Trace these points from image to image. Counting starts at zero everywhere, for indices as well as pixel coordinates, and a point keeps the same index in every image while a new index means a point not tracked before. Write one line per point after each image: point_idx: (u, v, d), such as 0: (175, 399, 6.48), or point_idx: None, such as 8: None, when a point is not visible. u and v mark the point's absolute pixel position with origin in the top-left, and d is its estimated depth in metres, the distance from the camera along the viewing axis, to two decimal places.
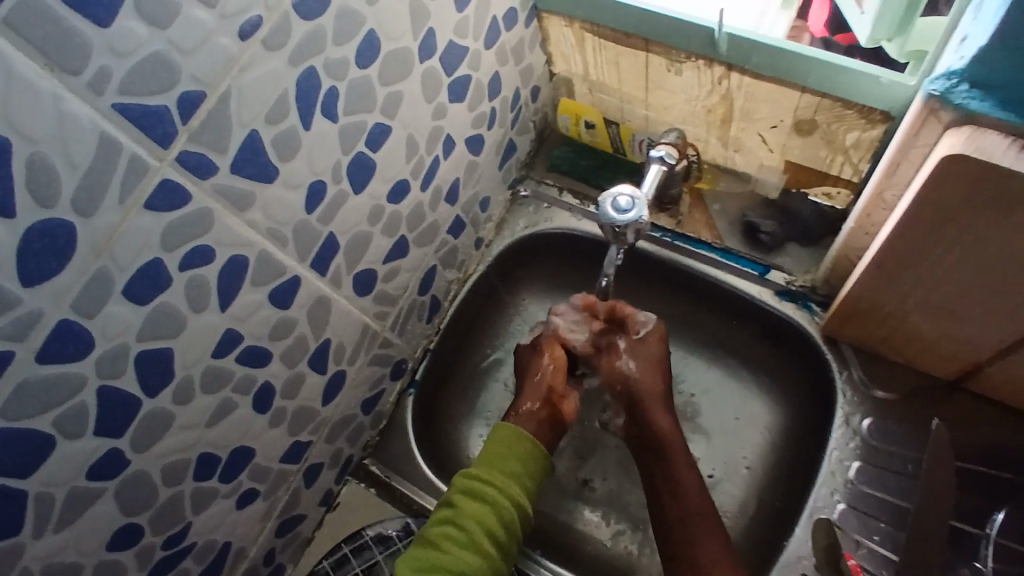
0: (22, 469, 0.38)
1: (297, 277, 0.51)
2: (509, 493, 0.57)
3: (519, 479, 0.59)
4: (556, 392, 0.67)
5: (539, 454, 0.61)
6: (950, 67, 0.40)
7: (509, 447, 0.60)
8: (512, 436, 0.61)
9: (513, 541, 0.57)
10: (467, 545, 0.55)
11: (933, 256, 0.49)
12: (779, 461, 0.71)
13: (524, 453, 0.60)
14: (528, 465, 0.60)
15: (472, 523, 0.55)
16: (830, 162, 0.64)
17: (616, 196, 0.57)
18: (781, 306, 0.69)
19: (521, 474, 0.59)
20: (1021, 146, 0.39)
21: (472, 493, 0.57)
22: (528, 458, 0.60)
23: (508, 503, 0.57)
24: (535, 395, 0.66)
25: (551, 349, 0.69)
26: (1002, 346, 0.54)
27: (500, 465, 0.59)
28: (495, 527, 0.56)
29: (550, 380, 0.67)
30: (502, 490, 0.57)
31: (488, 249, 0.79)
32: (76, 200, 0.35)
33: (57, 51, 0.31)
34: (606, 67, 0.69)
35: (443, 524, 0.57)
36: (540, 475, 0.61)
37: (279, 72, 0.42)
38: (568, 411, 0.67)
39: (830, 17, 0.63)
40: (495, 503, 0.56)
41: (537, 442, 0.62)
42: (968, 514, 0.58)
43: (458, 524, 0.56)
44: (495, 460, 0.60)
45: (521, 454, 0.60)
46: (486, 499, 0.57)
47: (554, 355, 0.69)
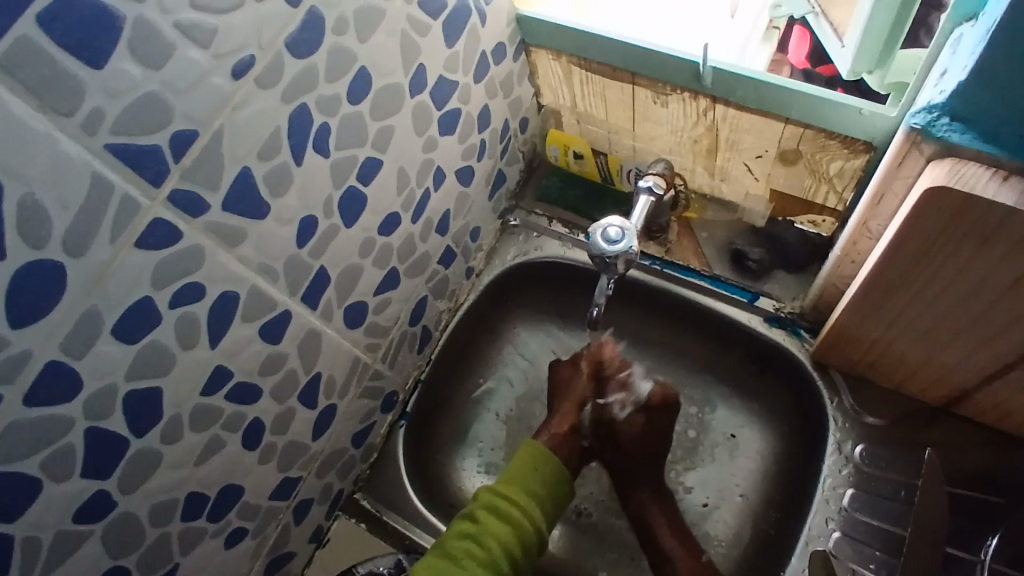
0: (8, 514, 0.37)
1: (288, 312, 0.51)
2: (531, 516, 0.57)
3: (541, 500, 0.59)
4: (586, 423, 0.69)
5: (561, 475, 0.61)
6: (931, 101, 0.41)
7: (535, 469, 0.60)
8: (540, 457, 0.60)
9: (526, 563, 0.57)
10: (487, 563, 0.54)
11: (917, 283, 0.50)
12: (773, 489, 0.71)
13: (549, 473, 0.60)
14: (551, 488, 0.60)
15: (493, 541, 0.55)
16: (814, 191, 0.65)
17: (606, 227, 0.57)
18: (770, 333, 0.70)
19: (544, 495, 0.59)
20: (1002, 177, 0.40)
21: (495, 512, 0.57)
22: (553, 481, 0.60)
23: (529, 525, 0.57)
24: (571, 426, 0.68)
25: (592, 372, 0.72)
26: (987, 372, 0.55)
27: (523, 485, 0.59)
28: (516, 548, 0.55)
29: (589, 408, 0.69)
30: (524, 511, 0.57)
31: (478, 279, 0.79)
32: (67, 240, 0.34)
33: (51, 93, 0.31)
34: (593, 99, 0.70)
35: (464, 539, 0.55)
36: (561, 495, 0.61)
37: (272, 109, 0.43)
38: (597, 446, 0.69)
39: (810, 50, 0.65)
40: (518, 523, 0.56)
41: (564, 467, 0.62)
42: (959, 539, 0.58)
43: (479, 540, 0.55)
44: (521, 478, 0.59)
45: (545, 474, 0.60)
46: (511, 518, 0.56)
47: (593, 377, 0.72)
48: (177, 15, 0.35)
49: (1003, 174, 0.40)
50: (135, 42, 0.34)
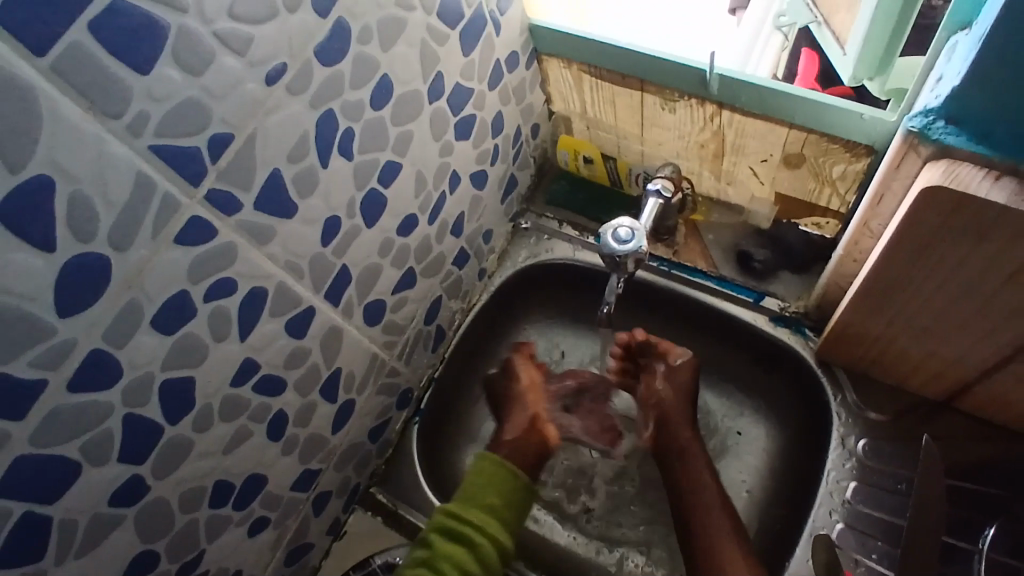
0: (51, 495, 0.39)
1: (312, 308, 0.53)
2: (485, 530, 0.59)
3: (496, 512, 0.60)
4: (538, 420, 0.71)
5: (515, 483, 0.62)
6: (927, 105, 0.43)
7: (489, 480, 0.62)
8: (492, 468, 0.62)
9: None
10: None
11: (916, 279, 0.51)
12: (779, 484, 0.72)
13: (502, 482, 0.62)
14: (505, 497, 0.61)
15: (449, 564, 0.56)
16: (818, 194, 0.67)
17: (616, 227, 0.59)
18: (776, 332, 0.72)
19: (500, 506, 0.61)
20: (994, 177, 0.42)
21: (450, 534, 0.59)
22: (506, 490, 0.62)
23: (485, 542, 0.58)
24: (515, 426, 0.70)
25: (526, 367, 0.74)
26: (986, 366, 0.56)
27: (478, 500, 0.61)
28: (473, 568, 0.57)
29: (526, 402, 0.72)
30: (477, 526, 0.59)
31: (490, 281, 0.81)
32: (112, 235, 0.37)
33: (101, 97, 0.34)
34: (603, 105, 0.72)
35: (420, 567, 0.57)
36: (521, 504, 0.62)
37: (300, 115, 0.45)
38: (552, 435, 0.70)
39: (818, 71, 0.65)
40: (471, 541, 0.58)
41: (517, 471, 0.63)
42: (959, 530, 0.59)
43: (434, 566, 0.57)
44: (475, 494, 0.61)
45: (498, 485, 0.62)
46: (464, 539, 0.58)
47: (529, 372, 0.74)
48: (216, 25, 0.37)
49: (996, 174, 0.42)
50: (178, 50, 0.36)
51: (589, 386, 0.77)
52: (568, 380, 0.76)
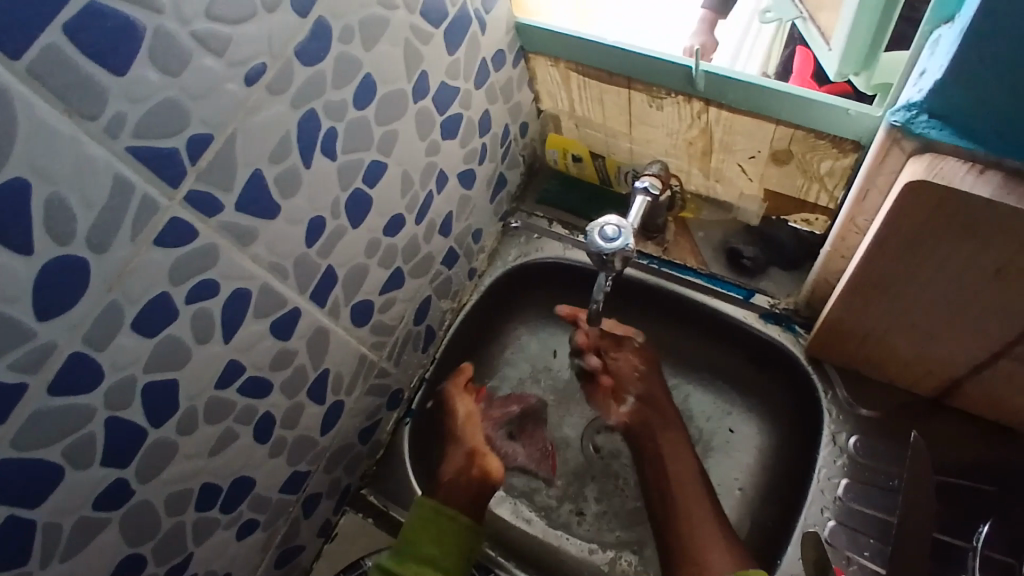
0: (33, 499, 0.39)
1: (298, 309, 0.53)
2: None
3: (437, 561, 0.59)
4: (477, 450, 0.70)
5: (455, 528, 0.61)
6: (911, 99, 0.43)
7: (427, 527, 0.60)
8: (429, 515, 0.61)
9: None
10: None
11: (904, 274, 0.51)
12: (772, 481, 0.72)
13: (441, 528, 0.60)
14: (445, 544, 0.60)
15: None
16: (807, 190, 0.67)
17: (603, 225, 0.59)
18: (766, 329, 0.72)
19: (441, 555, 0.59)
20: (978, 171, 0.42)
21: None
22: (446, 536, 0.60)
23: None
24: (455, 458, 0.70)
25: (462, 399, 0.76)
26: (976, 362, 0.56)
27: (418, 551, 0.59)
28: None
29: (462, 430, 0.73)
30: None
31: (480, 280, 0.80)
32: (91, 238, 0.36)
33: (77, 98, 0.34)
34: (591, 103, 0.72)
35: None
36: (463, 549, 0.61)
37: (282, 115, 0.45)
38: (494, 468, 0.68)
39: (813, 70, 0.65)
40: None
41: (456, 513, 0.62)
42: (953, 528, 0.59)
43: None
44: (414, 546, 0.59)
45: (437, 532, 0.60)
46: None
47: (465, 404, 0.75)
48: (194, 25, 0.37)
49: (980, 167, 0.42)
50: (155, 51, 0.36)
51: (532, 412, 0.81)
52: (511, 405, 0.81)
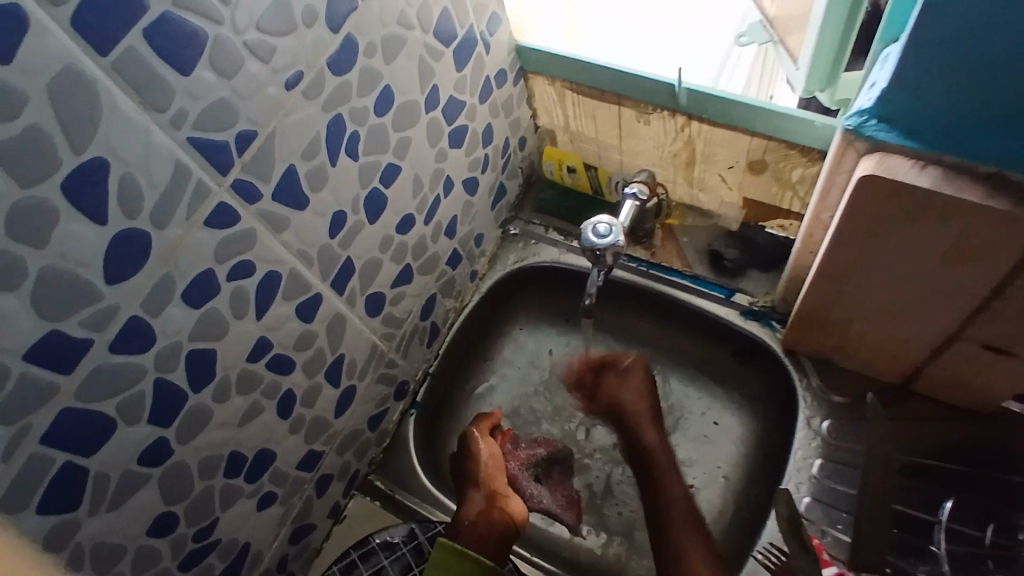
0: (87, 449, 0.44)
1: (319, 295, 0.59)
2: None
3: None
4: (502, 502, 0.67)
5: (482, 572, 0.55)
6: (861, 107, 0.49)
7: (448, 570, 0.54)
8: (450, 555, 0.55)
9: None
10: None
11: (865, 264, 0.57)
12: (753, 467, 0.77)
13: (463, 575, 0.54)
14: None
15: None
16: (781, 198, 0.74)
17: (596, 224, 0.65)
18: (746, 325, 0.77)
19: None
20: (920, 166, 0.48)
21: None
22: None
23: None
24: (475, 503, 0.66)
25: (486, 439, 0.72)
26: (934, 346, 0.62)
27: None
28: None
29: (488, 471, 0.69)
30: None
31: (481, 281, 0.86)
32: (153, 214, 0.42)
33: (149, 93, 0.39)
34: (584, 119, 0.79)
35: None
36: None
37: (313, 117, 0.51)
38: (517, 510, 0.66)
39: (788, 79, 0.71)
40: None
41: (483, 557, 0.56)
42: (920, 503, 0.66)
43: None
44: None
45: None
46: None
47: (490, 449, 0.71)
48: (246, 36, 0.43)
49: (921, 163, 0.48)
50: (214, 55, 0.42)
51: (559, 457, 0.83)
52: (538, 448, 0.83)
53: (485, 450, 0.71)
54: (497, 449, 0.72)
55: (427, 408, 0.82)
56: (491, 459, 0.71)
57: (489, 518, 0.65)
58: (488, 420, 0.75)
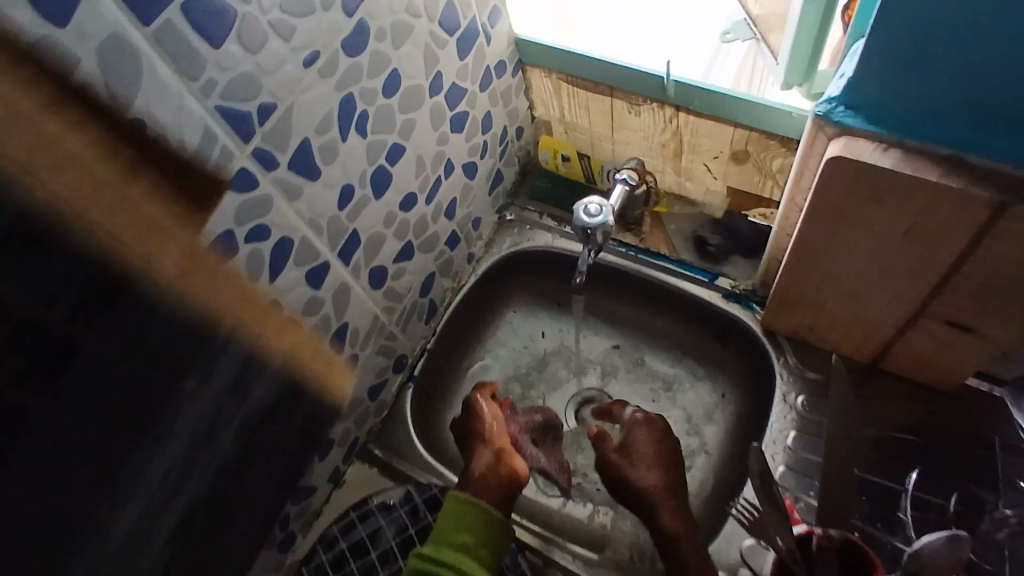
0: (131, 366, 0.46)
1: (327, 264, 0.63)
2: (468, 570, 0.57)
3: (470, 549, 0.59)
4: (507, 458, 0.69)
5: (490, 520, 0.61)
6: (831, 95, 0.54)
7: (460, 518, 0.61)
8: (461, 506, 0.62)
9: None
10: None
11: (836, 244, 0.62)
12: (732, 443, 0.82)
13: (474, 521, 0.61)
14: (480, 534, 0.60)
15: None
16: (762, 186, 0.79)
17: (587, 204, 0.69)
18: (728, 308, 0.81)
19: (473, 545, 0.60)
20: (883, 148, 0.53)
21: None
22: (482, 527, 0.61)
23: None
24: (484, 456, 0.70)
25: (489, 404, 0.76)
26: (900, 323, 0.66)
27: (450, 540, 0.60)
28: None
29: (491, 430, 0.73)
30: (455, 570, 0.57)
31: (478, 264, 0.90)
32: (183, 174, 0.46)
33: (184, 62, 0.43)
34: (578, 110, 0.84)
35: None
36: (498, 545, 0.61)
37: (327, 95, 0.55)
38: (521, 468, 0.69)
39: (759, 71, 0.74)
40: None
41: (492, 509, 0.62)
42: (889, 474, 0.70)
43: None
44: (447, 535, 0.60)
45: (469, 524, 0.61)
46: None
47: (493, 410, 0.76)
48: (270, 15, 0.47)
49: (885, 146, 0.53)
50: (242, 31, 0.46)
51: (553, 425, 0.85)
52: (535, 413, 0.84)
53: (490, 412, 0.76)
54: (499, 412, 0.76)
55: (425, 384, 0.86)
56: (496, 420, 0.75)
57: (495, 471, 0.68)
58: (489, 389, 0.78)
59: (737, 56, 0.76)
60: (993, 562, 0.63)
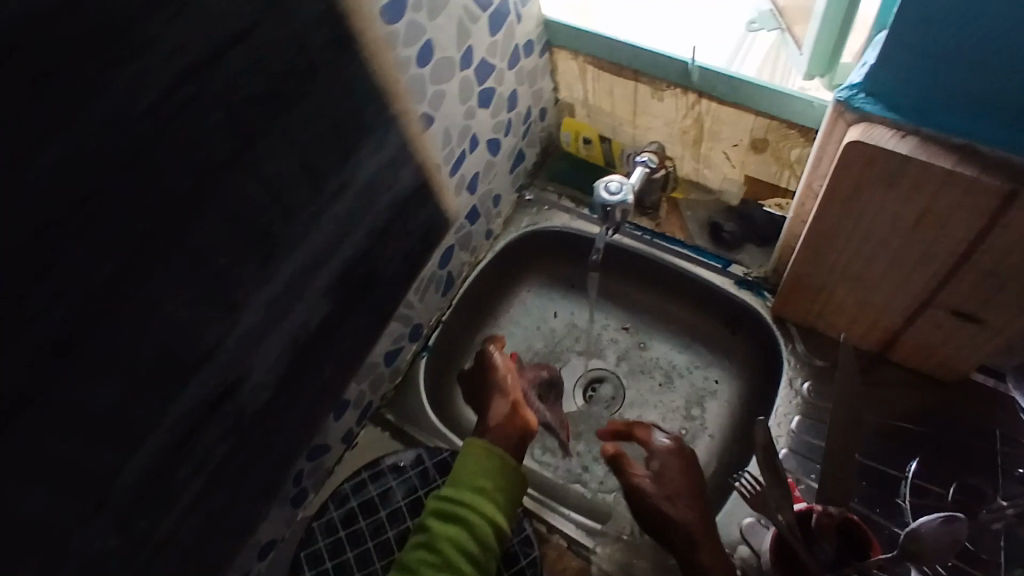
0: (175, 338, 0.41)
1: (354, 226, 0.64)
2: (483, 511, 0.62)
3: (488, 492, 0.63)
4: (522, 409, 0.73)
5: (507, 468, 0.65)
6: (852, 82, 0.55)
7: (480, 464, 0.65)
8: (481, 453, 0.65)
9: (492, 560, 0.61)
10: (444, 566, 0.59)
11: (849, 230, 0.63)
12: (736, 426, 0.84)
13: (493, 467, 0.65)
14: (498, 480, 0.64)
15: (448, 543, 0.60)
16: (779, 176, 0.81)
17: (608, 182, 0.71)
18: (739, 294, 0.83)
19: (492, 489, 0.63)
20: (900, 135, 0.54)
21: (446, 516, 0.62)
22: (499, 474, 0.65)
23: (484, 521, 0.61)
24: (500, 407, 0.73)
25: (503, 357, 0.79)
26: (908, 312, 0.68)
27: (470, 483, 0.64)
28: (471, 546, 0.60)
29: (506, 383, 0.76)
30: (472, 509, 0.62)
31: (496, 241, 0.92)
32: None
33: None
34: (602, 94, 0.85)
35: (420, 549, 0.61)
36: (513, 491, 0.65)
37: (363, 60, 0.57)
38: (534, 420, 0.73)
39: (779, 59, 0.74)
40: (469, 522, 0.61)
41: (507, 457, 0.66)
42: (890, 460, 0.71)
43: (434, 546, 0.60)
44: (468, 479, 0.64)
45: (489, 470, 0.64)
46: (462, 522, 0.61)
47: (507, 363, 0.79)
48: None
49: (902, 133, 0.54)
50: None
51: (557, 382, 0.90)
52: (541, 370, 0.88)
53: (504, 365, 0.78)
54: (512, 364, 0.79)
55: (438, 355, 0.88)
56: (509, 371, 0.78)
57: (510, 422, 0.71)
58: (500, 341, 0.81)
59: (763, 45, 0.77)
60: (987, 550, 0.65)
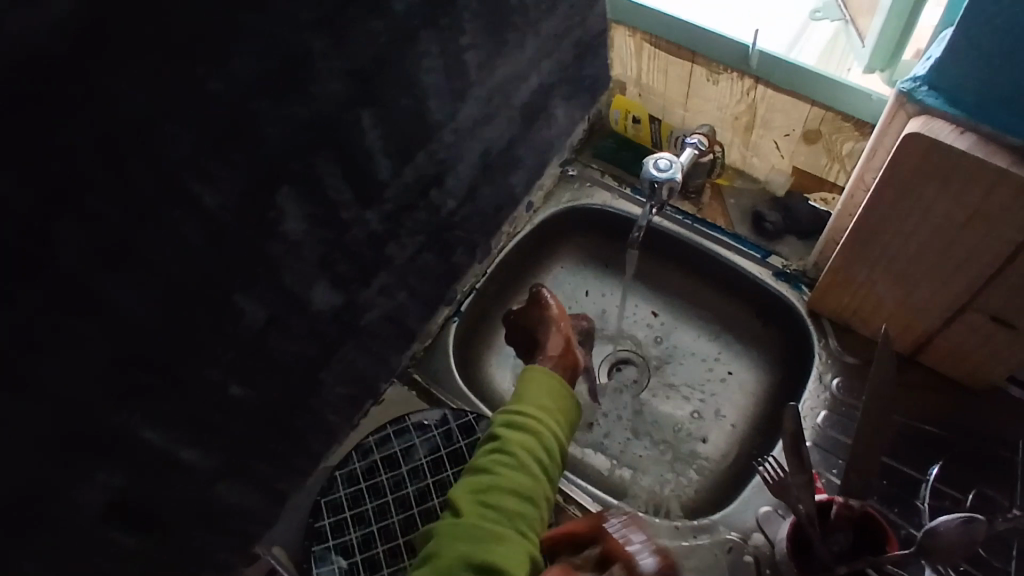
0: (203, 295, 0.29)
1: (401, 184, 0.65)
2: (548, 424, 0.65)
3: (550, 409, 0.67)
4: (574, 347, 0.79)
5: (564, 391, 0.69)
6: (916, 74, 0.55)
7: (541, 385, 0.69)
8: (543, 375, 0.70)
9: (557, 467, 0.65)
10: (517, 466, 0.62)
11: (896, 226, 0.62)
12: (759, 417, 0.84)
13: (553, 388, 0.69)
14: (558, 400, 0.68)
15: (519, 448, 0.63)
16: (829, 168, 0.80)
17: (657, 159, 0.71)
18: (776, 285, 0.83)
19: (553, 407, 0.68)
20: (960, 131, 0.53)
21: (514, 426, 0.65)
22: (560, 394, 0.69)
23: (550, 432, 0.65)
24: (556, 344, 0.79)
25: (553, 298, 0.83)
26: (945, 315, 0.67)
27: (532, 401, 0.67)
28: (539, 451, 0.63)
29: (559, 322, 0.81)
30: (538, 421, 0.65)
31: (535, 214, 0.92)
32: None
33: None
34: (656, 74, 0.84)
35: (491, 453, 0.63)
36: (570, 413, 0.69)
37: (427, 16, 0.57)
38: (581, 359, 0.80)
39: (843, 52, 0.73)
40: (537, 430, 0.64)
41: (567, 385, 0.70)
42: (913, 462, 0.71)
43: (506, 450, 0.63)
44: (531, 397, 0.68)
45: (549, 391, 0.69)
46: (530, 431, 0.65)
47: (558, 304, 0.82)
48: None
49: (961, 129, 0.53)
50: None
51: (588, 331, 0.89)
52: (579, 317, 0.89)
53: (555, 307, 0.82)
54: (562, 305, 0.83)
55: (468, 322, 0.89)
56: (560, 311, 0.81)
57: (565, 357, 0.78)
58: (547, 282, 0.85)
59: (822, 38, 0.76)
60: (999, 557, 0.64)
